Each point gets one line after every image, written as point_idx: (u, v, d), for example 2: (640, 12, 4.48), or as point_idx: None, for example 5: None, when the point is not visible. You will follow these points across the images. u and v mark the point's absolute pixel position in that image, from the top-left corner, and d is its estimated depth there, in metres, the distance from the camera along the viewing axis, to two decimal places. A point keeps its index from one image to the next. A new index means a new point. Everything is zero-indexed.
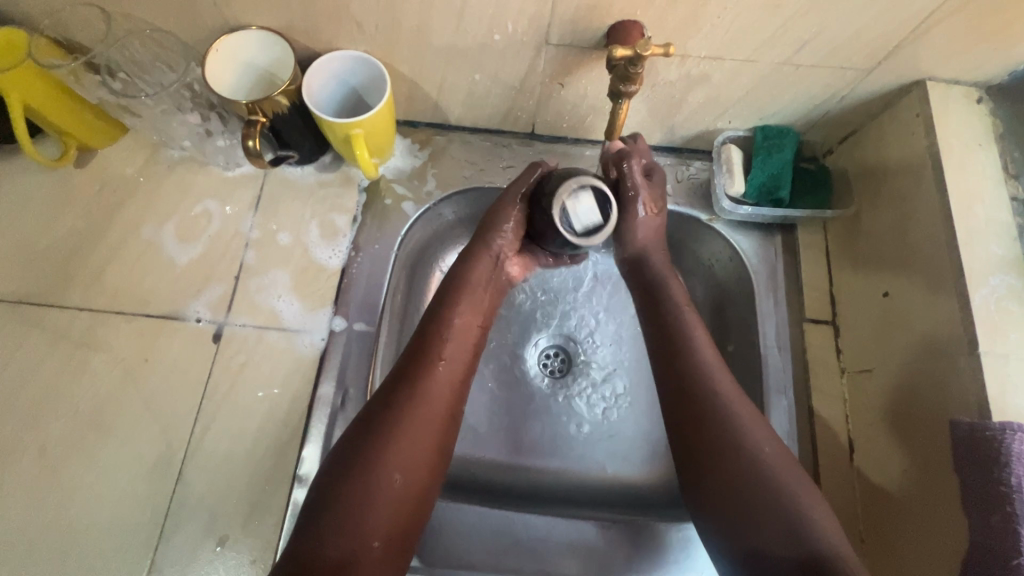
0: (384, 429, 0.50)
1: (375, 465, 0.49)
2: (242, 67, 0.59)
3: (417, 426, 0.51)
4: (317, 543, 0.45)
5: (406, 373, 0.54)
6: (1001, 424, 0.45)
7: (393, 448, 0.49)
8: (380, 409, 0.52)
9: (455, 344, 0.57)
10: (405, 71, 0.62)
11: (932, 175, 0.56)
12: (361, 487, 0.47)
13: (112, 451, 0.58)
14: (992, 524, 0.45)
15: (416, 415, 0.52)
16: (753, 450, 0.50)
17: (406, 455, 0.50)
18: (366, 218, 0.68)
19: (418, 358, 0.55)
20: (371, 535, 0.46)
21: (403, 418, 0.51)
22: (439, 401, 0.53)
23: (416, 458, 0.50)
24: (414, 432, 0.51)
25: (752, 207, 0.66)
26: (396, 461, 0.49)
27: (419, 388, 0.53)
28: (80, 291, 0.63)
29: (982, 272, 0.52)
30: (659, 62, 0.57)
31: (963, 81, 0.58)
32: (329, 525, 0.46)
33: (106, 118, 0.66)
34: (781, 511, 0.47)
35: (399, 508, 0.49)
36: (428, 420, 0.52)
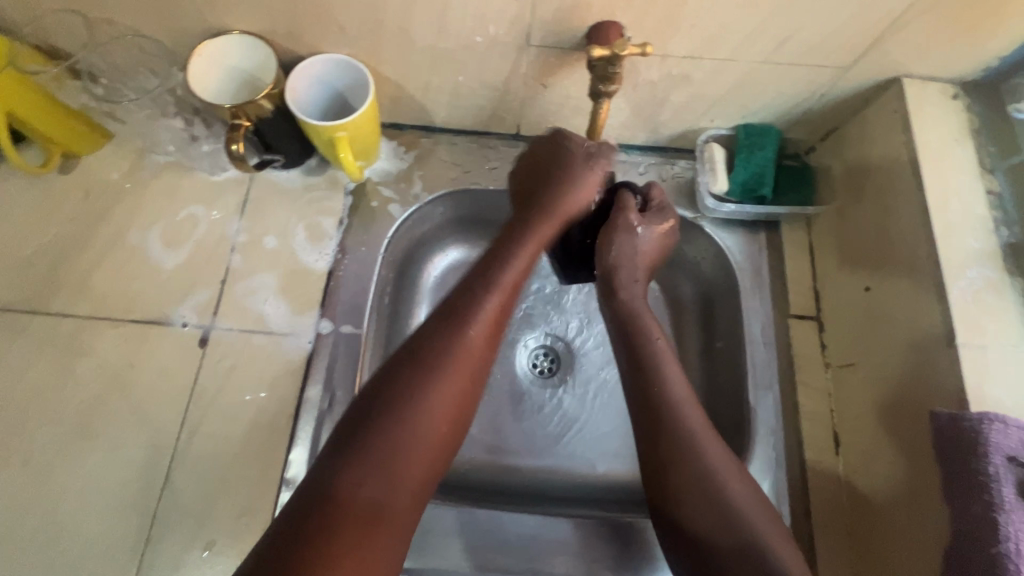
0: (423, 371, 0.46)
1: (414, 410, 0.45)
2: (226, 72, 0.59)
3: (461, 361, 0.48)
4: (347, 483, 0.42)
5: (448, 314, 0.50)
6: (979, 414, 0.46)
7: (434, 392, 0.46)
8: (423, 351, 0.47)
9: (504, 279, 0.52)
10: (389, 74, 0.63)
11: (910, 170, 0.57)
12: (398, 431, 0.44)
13: (98, 457, 0.58)
14: (973, 513, 0.45)
15: (459, 358, 0.48)
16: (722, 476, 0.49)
17: (449, 399, 0.46)
18: (353, 221, 0.69)
19: (461, 297, 0.51)
20: (405, 480, 0.43)
21: (444, 356, 0.47)
22: (483, 347, 0.50)
23: (457, 403, 0.47)
24: (456, 376, 0.47)
25: (737, 204, 0.67)
26: (438, 405, 0.46)
27: (463, 326, 0.49)
28: (65, 297, 0.63)
29: (960, 265, 0.53)
30: (640, 62, 0.57)
31: (939, 78, 0.59)
32: (360, 463, 0.42)
33: (89, 123, 0.65)
34: (750, 542, 0.46)
35: (436, 453, 0.46)
36: (473, 363, 0.48)
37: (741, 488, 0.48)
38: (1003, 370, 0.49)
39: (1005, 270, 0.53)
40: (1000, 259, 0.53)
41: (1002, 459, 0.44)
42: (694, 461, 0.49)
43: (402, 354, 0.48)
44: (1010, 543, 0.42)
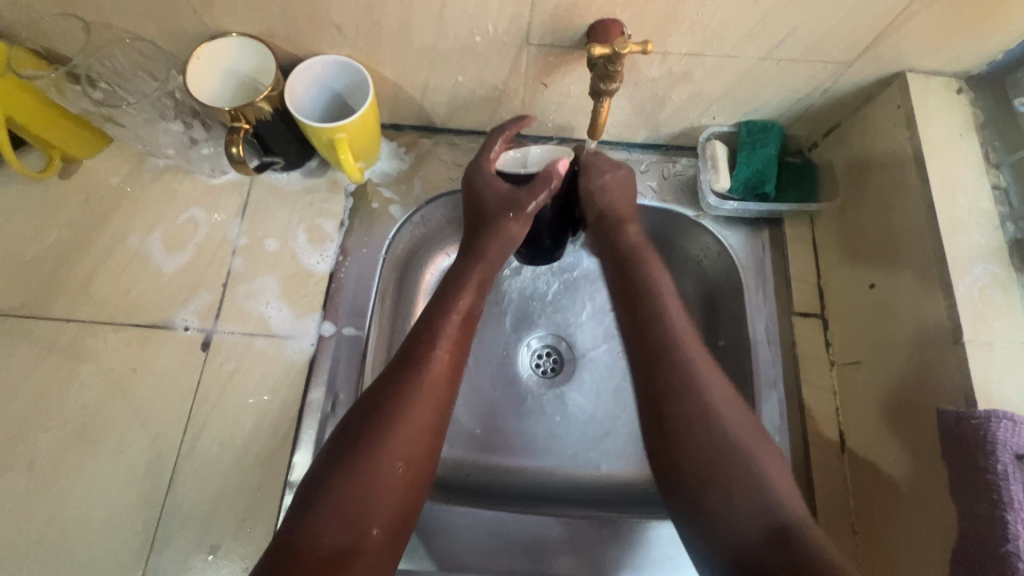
0: (379, 421, 0.50)
1: (372, 459, 0.48)
2: (226, 74, 0.59)
3: (417, 407, 0.51)
4: (313, 534, 0.45)
5: (404, 360, 0.53)
6: (987, 412, 0.45)
7: (390, 439, 0.49)
8: (376, 399, 0.51)
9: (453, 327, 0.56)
10: (388, 74, 0.62)
11: (914, 166, 0.56)
12: (356, 481, 0.47)
13: (102, 462, 0.58)
14: (980, 512, 0.45)
15: (412, 406, 0.51)
16: (727, 438, 0.50)
17: (403, 445, 0.49)
18: (354, 222, 0.68)
19: (416, 344, 0.54)
20: (368, 525, 0.47)
21: (402, 405, 0.51)
22: (437, 391, 0.52)
23: (414, 446, 0.50)
24: (411, 420, 0.50)
25: (739, 202, 0.67)
26: (395, 451, 0.49)
27: (417, 373, 0.52)
28: (66, 301, 0.63)
29: (966, 261, 0.52)
30: (640, 59, 0.57)
31: (943, 72, 0.59)
32: (327, 513, 0.46)
33: (85, 126, 0.65)
34: (752, 480, 0.48)
35: (397, 497, 0.49)
36: (428, 407, 0.51)
37: (748, 439, 0.50)
38: (1010, 367, 0.48)
39: (1012, 266, 0.52)
40: (1006, 255, 0.53)
41: (1010, 457, 0.44)
42: (699, 425, 0.50)
43: (359, 407, 0.51)
44: (1018, 542, 0.42)
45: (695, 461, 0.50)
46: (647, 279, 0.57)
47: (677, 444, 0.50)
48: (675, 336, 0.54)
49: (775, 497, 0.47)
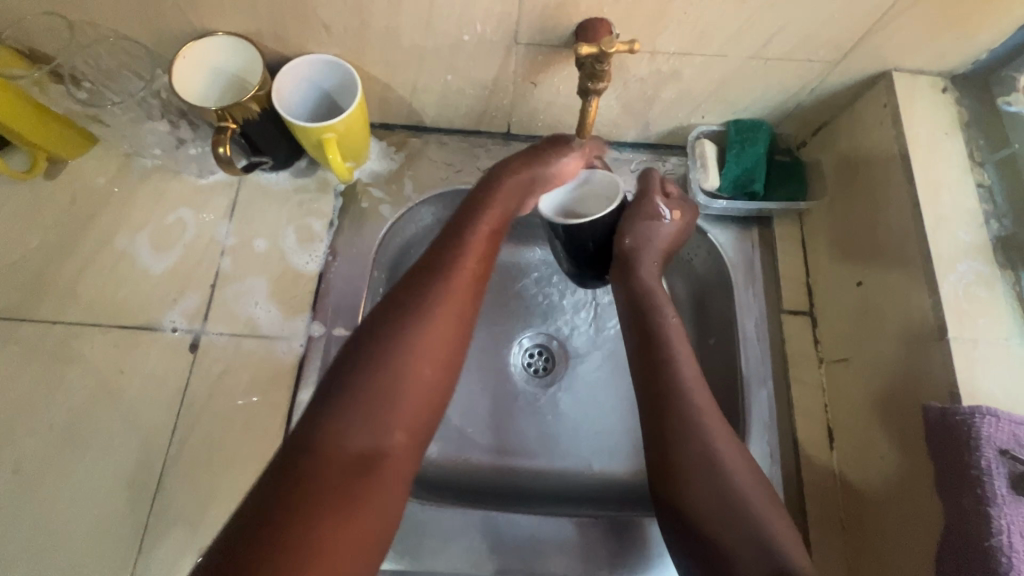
0: (401, 327, 0.47)
1: (395, 364, 0.46)
2: (212, 74, 0.59)
3: (438, 314, 0.48)
4: (331, 442, 0.42)
5: (426, 270, 0.50)
6: (972, 408, 0.46)
7: (413, 346, 0.47)
8: (397, 309, 0.48)
9: (480, 242, 0.53)
10: (377, 74, 0.62)
11: (901, 164, 0.57)
12: (379, 387, 0.45)
13: (90, 464, 0.57)
14: (964, 507, 0.45)
15: (439, 312, 0.48)
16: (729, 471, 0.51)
17: (427, 350, 0.47)
18: (344, 222, 0.68)
19: (445, 252, 0.51)
20: (392, 428, 0.44)
21: (426, 307, 0.48)
22: (463, 301, 0.50)
23: (437, 355, 0.47)
24: (434, 330, 0.48)
25: (728, 200, 0.67)
26: (418, 357, 0.46)
27: (442, 281, 0.49)
28: (52, 303, 0.62)
29: (951, 259, 0.53)
30: (629, 59, 0.57)
31: (928, 71, 0.59)
32: (342, 421, 0.43)
33: (66, 123, 0.64)
34: (748, 521, 0.48)
35: (421, 408, 0.46)
36: (452, 318, 0.49)
37: (748, 478, 0.51)
38: (994, 363, 0.49)
39: (996, 263, 0.53)
40: (990, 252, 0.53)
41: (994, 452, 0.44)
42: (707, 455, 0.51)
43: (380, 313, 0.48)
44: (1002, 536, 0.42)
45: (699, 493, 0.50)
46: (655, 315, 0.59)
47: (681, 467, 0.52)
48: (682, 372, 0.56)
49: (773, 530, 0.48)
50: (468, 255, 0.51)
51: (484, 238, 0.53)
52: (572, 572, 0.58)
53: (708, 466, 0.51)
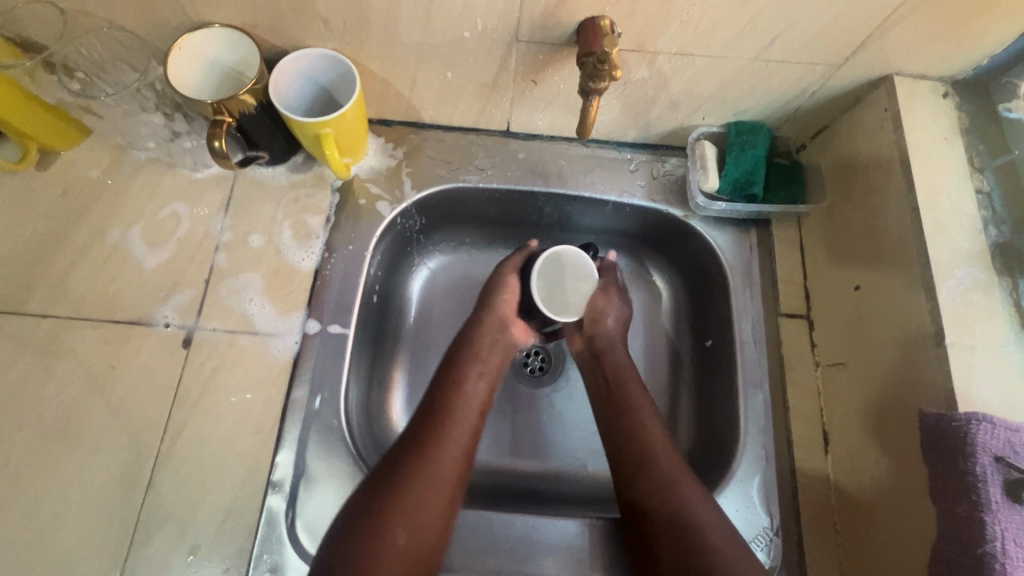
0: (397, 487, 0.50)
1: (386, 525, 0.48)
2: (209, 66, 0.58)
3: (427, 496, 0.50)
4: None
5: (420, 437, 0.54)
6: (967, 414, 0.46)
7: (401, 509, 0.49)
8: (396, 469, 0.51)
9: (467, 419, 0.56)
10: (376, 69, 0.62)
11: (901, 169, 0.56)
12: (372, 550, 0.46)
13: (79, 461, 0.57)
14: (959, 513, 0.45)
15: (436, 450, 0.53)
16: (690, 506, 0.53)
17: (413, 511, 0.49)
18: (340, 219, 0.68)
19: (436, 426, 0.55)
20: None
21: (416, 476, 0.51)
22: (452, 462, 0.53)
23: (428, 523, 0.49)
24: (426, 479, 0.51)
25: (728, 203, 0.68)
26: (403, 517, 0.48)
27: (435, 451, 0.53)
28: (43, 296, 0.61)
29: (948, 265, 0.52)
30: (630, 57, 0.57)
31: (929, 76, 0.59)
32: None
33: (53, 108, 0.62)
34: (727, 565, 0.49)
35: (420, 530, 0.49)
36: (442, 478, 0.52)
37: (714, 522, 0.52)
38: (991, 370, 0.49)
39: (993, 270, 0.53)
40: (988, 258, 0.53)
41: (989, 459, 0.44)
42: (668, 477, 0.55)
43: (385, 472, 0.51)
44: (995, 543, 0.43)
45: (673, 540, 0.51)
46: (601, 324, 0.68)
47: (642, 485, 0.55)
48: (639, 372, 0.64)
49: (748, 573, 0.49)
50: (458, 428, 0.55)
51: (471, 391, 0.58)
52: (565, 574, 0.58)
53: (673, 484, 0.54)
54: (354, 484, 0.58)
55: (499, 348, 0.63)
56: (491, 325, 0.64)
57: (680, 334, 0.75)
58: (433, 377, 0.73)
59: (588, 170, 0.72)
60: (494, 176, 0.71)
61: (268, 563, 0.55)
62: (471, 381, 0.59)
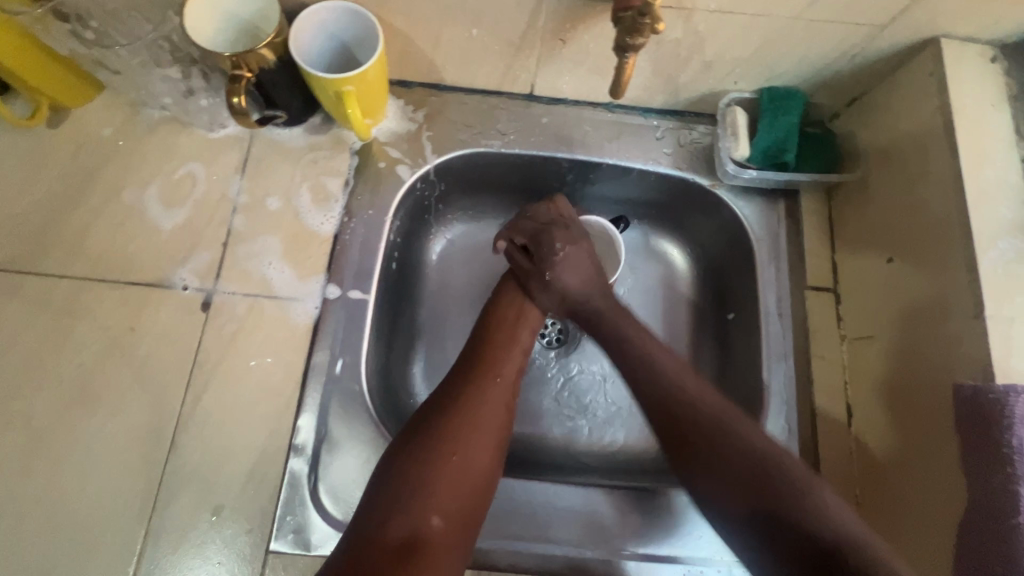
0: (446, 418, 0.50)
1: (439, 448, 0.48)
2: (226, 19, 0.55)
3: (477, 419, 0.51)
4: (379, 523, 0.45)
5: (465, 373, 0.54)
6: (1006, 387, 0.45)
7: (448, 437, 0.49)
8: (443, 399, 0.52)
9: (513, 359, 0.57)
10: (398, 25, 0.59)
11: (945, 136, 0.54)
12: (422, 474, 0.47)
13: (101, 421, 0.56)
14: (992, 486, 0.45)
15: (482, 384, 0.53)
16: (753, 436, 0.49)
17: (465, 436, 0.50)
18: (359, 183, 0.66)
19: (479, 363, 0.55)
20: (428, 512, 0.46)
21: (465, 405, 0.51)
22: (499, 394, 0.53)
23: (478, 451, 0.50)
24: (476, 413, 0.51)
25: (758, 171, 0.66)
26: (454, 444, 0.49)
27: (481, 384, 0.53)
28: (59, 256, 0.60)
29: (991, 235, 0.51)
30: (667, 14, 0.54)
31: (978, 39, 0.56)
32: (391, 503, 0.46)
33: (56, 55, 0.59)
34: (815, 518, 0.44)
35: (473, 456, 0.49)
36: (492, 411, 0.52)
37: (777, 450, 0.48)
38: None
39: None
40: None
41: None
42: (729, 426, 0.49)
43: (431, 407, 0.52)
44: None
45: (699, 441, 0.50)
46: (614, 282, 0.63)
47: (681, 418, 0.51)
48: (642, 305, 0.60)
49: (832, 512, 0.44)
50: (504, 366, 0.56)
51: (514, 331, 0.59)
52: (586, 541, 0.58)
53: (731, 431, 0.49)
54: (376, 449, 0.58)
55: (537, 296, 0.64)
56: (523, 272, 0.66)
57: (702, 307, 0.74)
58: (451, 347, 0.72)
59: (614, 135, 0.70)
60: (517, 141, 0.69)
61: (292, 524, 0.55)
62: (515, 323, 0.60)
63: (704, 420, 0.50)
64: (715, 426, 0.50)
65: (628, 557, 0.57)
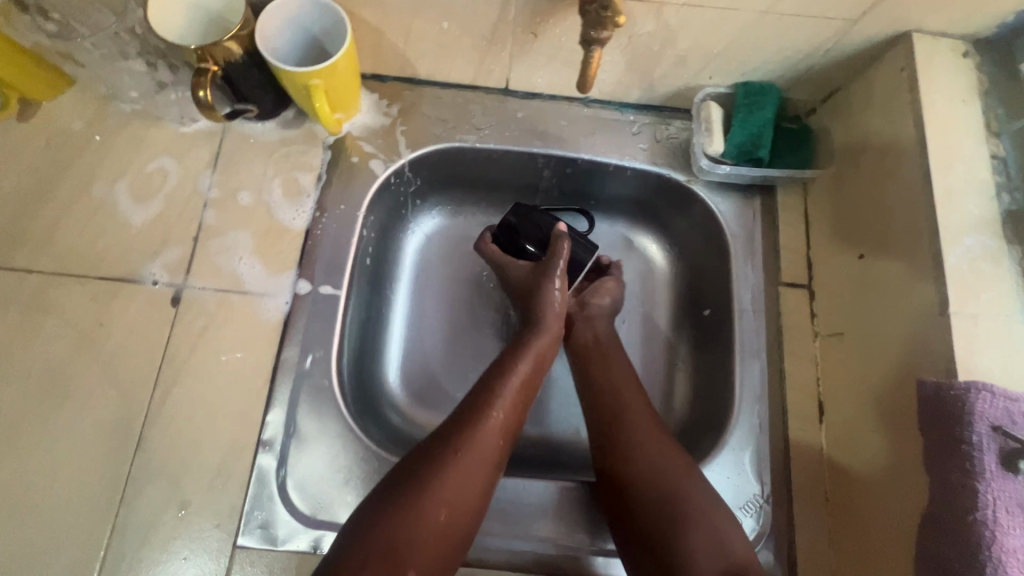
0: (442, 468, 0.48)
1: (425, 502, 0.47)
2: (192, 9, 0.55)
3: (470, 472, 0.49)
4: (356, 573, 0.43)
5: (462, 419, 0.52)
6: (967, 384, 0.45)
7: (441, 490, 0.47)
8: (435, 446, 0.50)
9: (514, 406, 0.55)
10: (368, 17, 0.59)
11: (915, 131, 0.54)
12: (406, 527, 0.45)
13: (69, 417, 0.56)
14: (951, 482, 0.45)
15: (482, 434, 0.51)
16: (662, 453, 0.54)
17: (455, 491, 0.48)
18: (332, 178, 0.66)
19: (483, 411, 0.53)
20: (406, 566, 0.44)
21: (460, 455, 0.49)
22: (495, 447, 0.51)
23: (464, 505, 0.48)
24: (469, 465, 0.49)
25: (732, 166, 0.65)
26: (445, 498, 0.47)
27: (482, 434, 0.51)
28: (27, 251, 0.60)
29: (958, 232, 0.50)
30: (636, 8, 0.54)
31: (950, 34, 0.56)
32: (370, 554, 0.44)
33: (18, 45, 0.58)
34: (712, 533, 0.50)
35: (459, 508, 0.48)
36: (485, 463, 0.50)
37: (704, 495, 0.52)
38: (996, 339, 0.47)
39: (1004, 238, 0.51)
40: (1000, 226, 0.51)
41: (986, 428, 0.43)
42: (682, 494, 0.52)
43: (424, 453, 0.50)
44: (986, 510, 0.42)
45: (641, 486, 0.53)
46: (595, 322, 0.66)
47: (628, 469, 0.54)
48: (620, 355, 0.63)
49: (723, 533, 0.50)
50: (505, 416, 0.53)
51: (516, 378, 0.56)
52: (555, 537, 0.58)
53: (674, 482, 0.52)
54: (346, 445, 0.58)
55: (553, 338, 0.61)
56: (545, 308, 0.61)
57: (678, 304, 0.74)
58: (427, 344, 0.72)
59: (590, 130, 0.69)
60: (493, 136, 0.69)
61: (260, 520, 0.55)
62: (526, 368, 0.57)
63: (663, 481, 0.53)
64: (662, 489, 0.52)
65: (597, 552, 0.57)
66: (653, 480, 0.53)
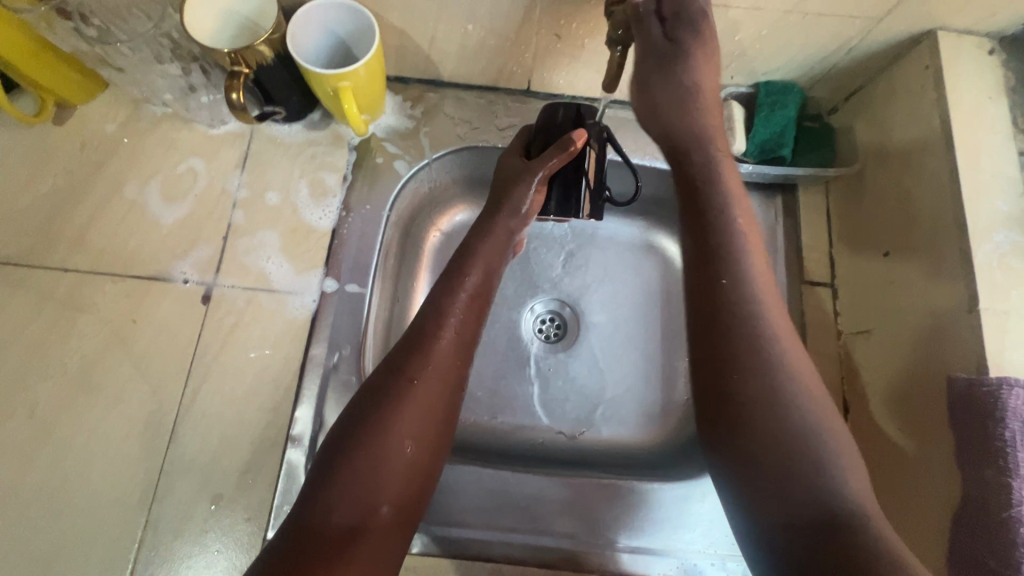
0: (389, 401, 0.47)
1: (383, 434, 0.46)
2: (227, 16, 0.56)
3: (422, 402, 0.48)
4: (322, 512, 0.43)
5: (410, 349, 0.50)
6: (999, 380, 0.45)
7: (397, 417, 0.47)
8: (388, 380, 0.49)
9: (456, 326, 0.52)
10: (394, 21, 0.60)
11: (943, 127, 0.54)
12: (367, 459, 0.45)
13: (103, 411, 0.58)
14: (986, 479, 0.45)
15: (431, 365, 0.50)
16: (783, 376, 0.44)
17: (410, 421, 0.47)
18: (356, 178, 0.67)
19: (422, 338, 0.51)
20: (376, 504, 0.45)
21: (410, 385, 0.48)
22: (440, 375, 0.50)
23: (421, 431, 0.48)
24: (422, 394, 0.48)
25: (754, 165, 0.65)
26: (405, 428, 0.47)
27: (427, 365, 0.50)
28: (64, 250, 0.62)
29: (986, 228, 0.50)
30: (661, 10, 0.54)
31: (976, 31, 0.56)
32: (334, 491, 0.44)
33: (58, 51, 0.59)
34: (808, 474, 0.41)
35: (418, 436, 0.48)
36: (436, 389, 0.49)
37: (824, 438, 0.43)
38: None
39: None
40: None
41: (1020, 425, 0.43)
42: (807, 446, 0.42)
43: (378, 381, 0.49)
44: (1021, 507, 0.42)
45: (755, 430, 0.43)
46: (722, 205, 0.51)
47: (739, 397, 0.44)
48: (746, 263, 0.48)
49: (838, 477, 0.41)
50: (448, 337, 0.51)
51: (461, 295, 0.54)
52: (579, 533, 0.58)
53: (815, 453, 0.42)
54: None
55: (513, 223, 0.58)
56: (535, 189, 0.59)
57: None
58: None
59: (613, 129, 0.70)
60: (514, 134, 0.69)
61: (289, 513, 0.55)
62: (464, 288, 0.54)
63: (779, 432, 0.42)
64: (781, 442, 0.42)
65: (621, 549, 0.58)
66: (770, 405, 0.43)
